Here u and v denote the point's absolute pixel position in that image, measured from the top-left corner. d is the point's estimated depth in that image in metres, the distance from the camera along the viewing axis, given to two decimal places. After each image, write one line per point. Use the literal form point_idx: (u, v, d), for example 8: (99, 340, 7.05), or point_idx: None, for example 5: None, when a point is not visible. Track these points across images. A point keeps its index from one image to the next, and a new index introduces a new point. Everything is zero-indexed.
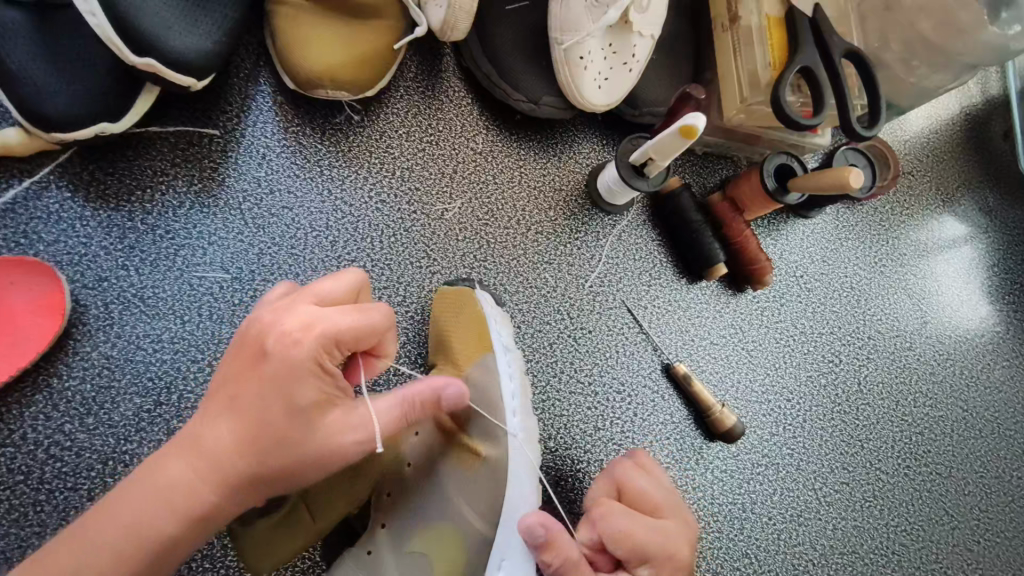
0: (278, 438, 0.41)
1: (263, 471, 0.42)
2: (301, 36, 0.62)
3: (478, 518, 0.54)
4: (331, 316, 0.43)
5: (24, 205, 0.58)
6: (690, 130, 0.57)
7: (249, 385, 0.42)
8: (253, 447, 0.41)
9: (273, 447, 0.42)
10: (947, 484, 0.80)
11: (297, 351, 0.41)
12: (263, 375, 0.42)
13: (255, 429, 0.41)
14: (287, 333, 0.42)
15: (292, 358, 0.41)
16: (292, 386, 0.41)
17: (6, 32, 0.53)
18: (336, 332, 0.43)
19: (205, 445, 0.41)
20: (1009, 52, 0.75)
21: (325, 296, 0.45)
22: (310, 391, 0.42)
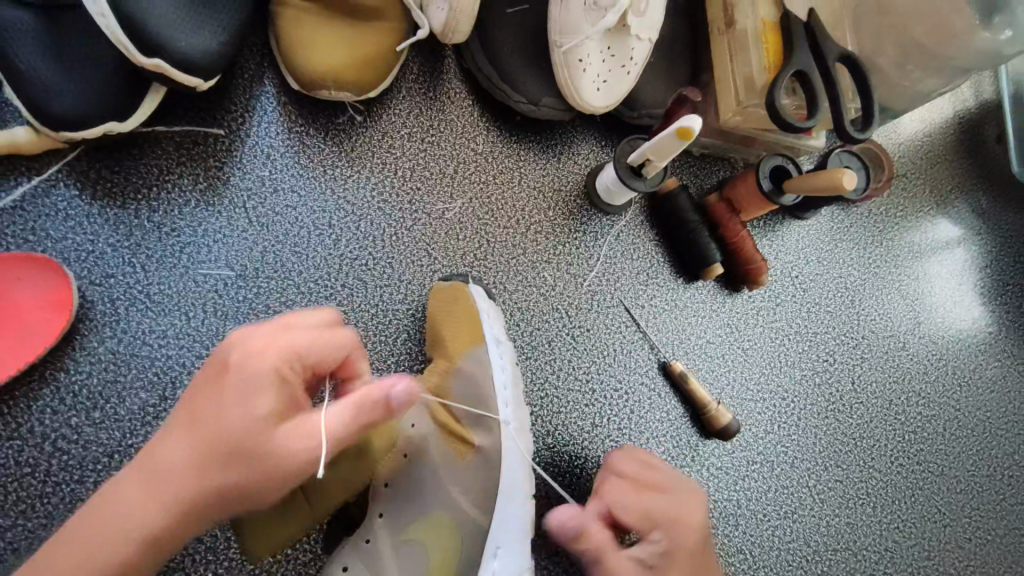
0: (228, 448, 0.40)
1: (214, 485, 0.41)
2: (305, 38, 0.63)
3: (472, 506, 0.56)
4: (295, 336, 0.44)
5: (32, 202, 0.59)
6: (687, 131, 0.59)
7: (208, 405, 0.42)
8: (203, 462, 0.40)
9: (226, 461, 0.41)
10: (939, 482, 0.81)
11: (255, 365, 0.42)
12: (217, 392, 0.42)
13: (208, 444, 0.41)
14: (251, 349, 0.43)
15: (248, 370, 0.42)
16: (250, 399, 0.41)
17: (17, 33, 0.54)
18: (297, 347, 0.44)
19: (158, 465, 0.41)
20: (1001, 57, 0.76)
21: (294, 321, 0.46)
22: (266, 403, 0.41)
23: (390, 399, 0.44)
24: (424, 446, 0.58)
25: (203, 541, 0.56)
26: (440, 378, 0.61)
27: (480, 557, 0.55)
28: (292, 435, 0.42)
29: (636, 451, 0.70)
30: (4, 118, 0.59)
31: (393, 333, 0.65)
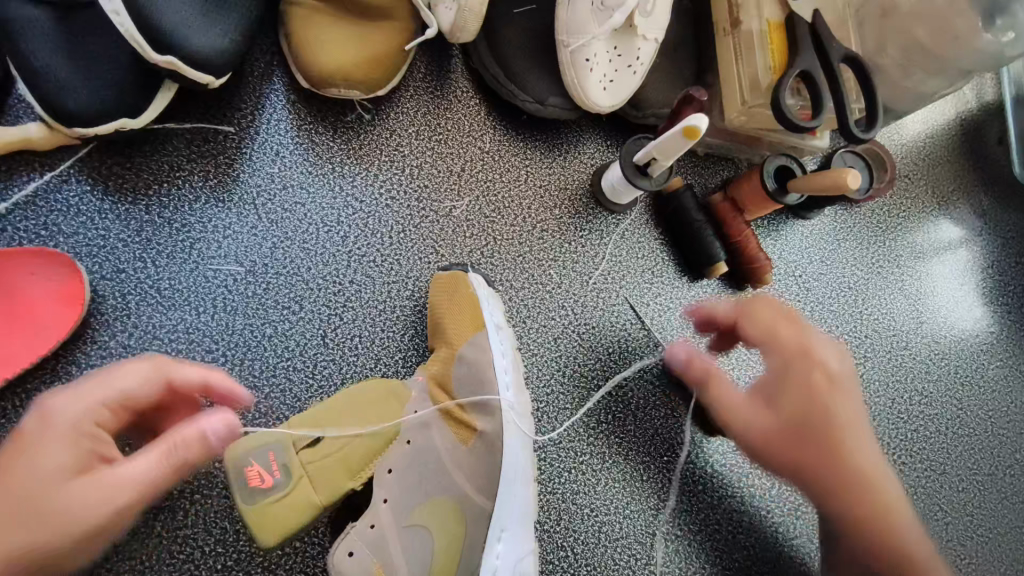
0: (40, 514, 0.39)
1: (32, 548, 0.39)
2: (314, 37, 0.64)
3: (476, 489, 0.57)
4: (64, 403, 0.43)
5: (45, 198, 0.59)
6: (693, 131, 0.59)
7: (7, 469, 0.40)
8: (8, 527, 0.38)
9: (41, 525, 0.39)
10: (942, 480, 0.82)
11: (27, 432, 0.41)
12: (50, 449, 0.41)
13: (32, 508, 0.39)
14: (49, 408, 0.43)
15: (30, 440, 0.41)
16: (7, 470, 0.40)
17: (31, 30, 0.55)
18: (83, 409, 0.43)
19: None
20: (1003, 59, 0.77)
21: (106, 383, 0.45)
22: (71, 462, 0.41)
23: (206, 435, 0.43)
24: (428, 434, 0.59)
25: (213, 534, 0.57)
26: (442, 366, 0.61)
27: (486, 540, 0.56)
28: (16, 505, 0.39)
29: (641, 448, 0.70)
30: (17, 115, 0.60)
31: (400, 329, 0.66)
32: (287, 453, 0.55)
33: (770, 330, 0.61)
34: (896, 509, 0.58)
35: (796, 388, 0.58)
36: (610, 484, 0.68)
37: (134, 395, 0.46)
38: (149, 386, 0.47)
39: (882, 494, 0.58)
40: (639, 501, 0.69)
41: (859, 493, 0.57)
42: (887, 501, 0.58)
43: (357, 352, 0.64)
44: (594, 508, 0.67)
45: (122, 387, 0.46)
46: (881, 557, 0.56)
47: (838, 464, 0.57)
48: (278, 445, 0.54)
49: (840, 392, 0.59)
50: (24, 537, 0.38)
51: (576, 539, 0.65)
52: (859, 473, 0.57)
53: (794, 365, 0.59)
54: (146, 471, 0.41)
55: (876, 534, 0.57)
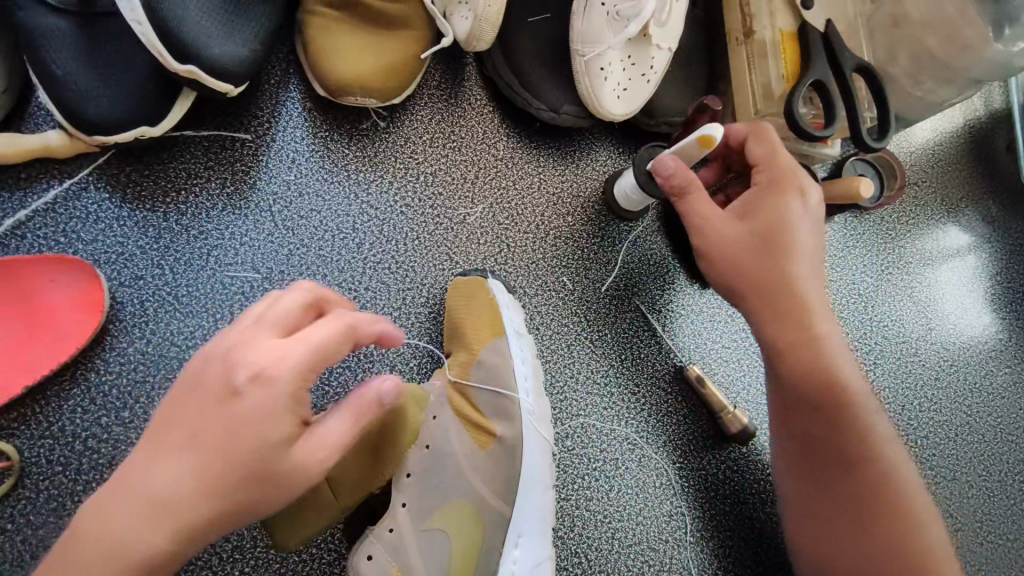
0: (240, 478, 0.39)
1: (237, 510, 0.40)
2: (331, 46, 0.64)
3: (493, 493, 0.58)
4: (273, 345, 0.41)
5: (64, 205, 0.60)
6: (708, 139, 0.59)
7: (190, 419, 0.40)
8: (223, 489, 0.39)
9: (253, 487, 0.40)
10: (951, 487, 0.82)
11: (238, 387, 0.40)
12: (238, 406, 0.40)
13: (228, 470, 0.39)
14: (240, 375, 0.40)
15: (212, 398, 0.40)
16: (199, 431, 0.40)
17: (53, 40, 0.55)
18: (290, 360, 0.40)
19: (167, 490, 0.39)
20: (1013, 68, 0.77)
21: (272, 313, 0.43)
22: (288, 427, 0.40)
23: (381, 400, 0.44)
24: (445, 438, 0.59)
25: (230, 540, 0.57)
26: (460, 371, 0.62)
27: (504, 543, 0.57)
28: (231, 474, 0.39)
29: (653, 454, 0.70)
30: (37, 123, 0.60)
31: (415, 336, 0.66)
32: None
33: (769, 151, 0.63)
34: (858, 395, 0.60)
35: (772, 205, 0.61)
36: (623, 490, 0.68)
37: (337, 351, 0.42)
38: (337, 343, 0.42)
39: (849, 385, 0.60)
40: (652, 507, 0.69)
41: (832, 384, 0.60)
42: (853, 391, 0.60)
43: (373, 358, 0.64)
44: (608, 514, 0.67)
45: (317, 336, 0.41)
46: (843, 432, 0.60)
47: (804, 334, 0.61)
48: None
49: (806, 214, 0.62)
50: (233, 503, 0.39)
51: (590, 545, 0.66)
52: (821, 361, 0.60)
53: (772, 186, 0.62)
54: (334, 436, 0.42)
55: (840, 426, 0.60)
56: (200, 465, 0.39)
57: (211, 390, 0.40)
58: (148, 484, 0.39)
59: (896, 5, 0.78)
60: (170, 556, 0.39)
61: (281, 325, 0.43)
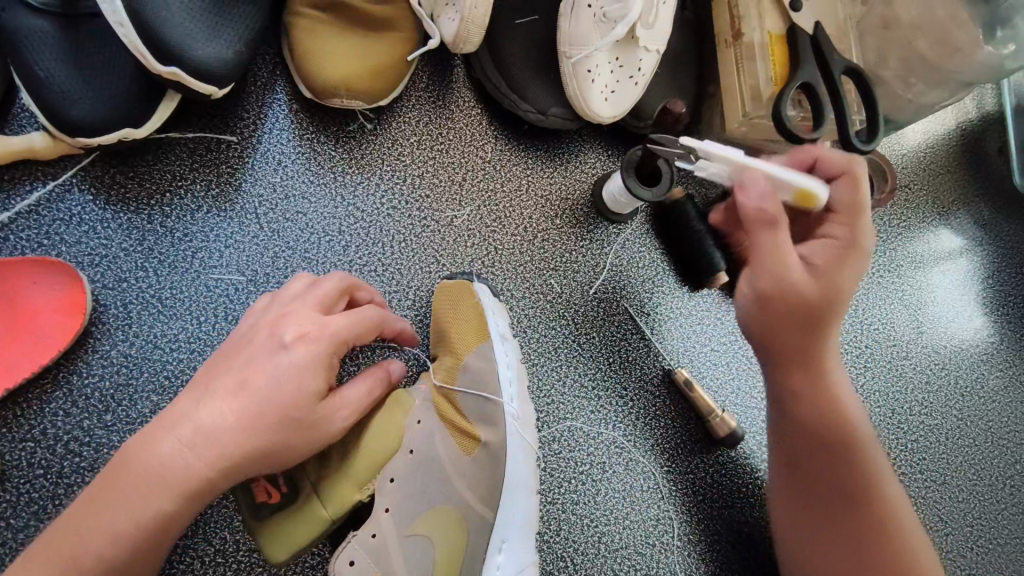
0: (272, 428, 0.44)
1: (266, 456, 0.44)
2: (317, 47, 0.64)
3: (477, 500, 0.57)
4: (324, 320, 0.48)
5: (47, 207, 0.59)
6: (812, 197, 0.57)
7: (235, 371, 0.45)
8: (258, 433, 0.44)
9: (280, 434, 0.45)
10: (941, 491, 0.81)
11: (280, 348, 0.46)
12: (284, 360, 0.46)
13: (260, 418, 0.44)
14: (282, 337, 0.47)
15: (262, 352, 0.46)
16: (245, 383, 0.44)
17: (37, 42, 0.55)
18: (326, 330, 0.48)
19: (208, 429, 0.43)
20: (1004, 71, 0.77)
21: (316, 291, 0.50)
22: (320, 386, 0.47)
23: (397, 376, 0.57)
24: (430, 443, 0.58)
25: (212, 544, 0.57)
26: (446, 375, 0.62)
27: (487, 550, 0.57)
28: (261, 420, 0.44)
29: (641, 457, 0.70)
30: (22, 124, 0.60)
31: None
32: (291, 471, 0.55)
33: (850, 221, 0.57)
34: (858, 423, 0.62)
35: (851, 266, 0.56)
36: (610, 494, 0.68)
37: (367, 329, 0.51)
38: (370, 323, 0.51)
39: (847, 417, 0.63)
40: (639, 511, 0.68)
41: (827, 412, 0.61)
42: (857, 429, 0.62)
43: (358, 361, 0.64)
44: (594, 518, 0.67)
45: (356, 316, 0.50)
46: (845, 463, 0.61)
47: (817, 370, 0.60)
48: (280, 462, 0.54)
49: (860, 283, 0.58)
50: (264, 452, 0.44)
51: (576, 549, 0.65)
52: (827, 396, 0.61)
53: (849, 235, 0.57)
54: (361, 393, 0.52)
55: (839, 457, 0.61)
56: (238, 410, 0.44)
57: (261, 349, 0.46)
58: (191, 423, 0.43)
59: (886, 7, 0.78)
60: (205, 488, 0.43)
61: (322, 306, 0.50)
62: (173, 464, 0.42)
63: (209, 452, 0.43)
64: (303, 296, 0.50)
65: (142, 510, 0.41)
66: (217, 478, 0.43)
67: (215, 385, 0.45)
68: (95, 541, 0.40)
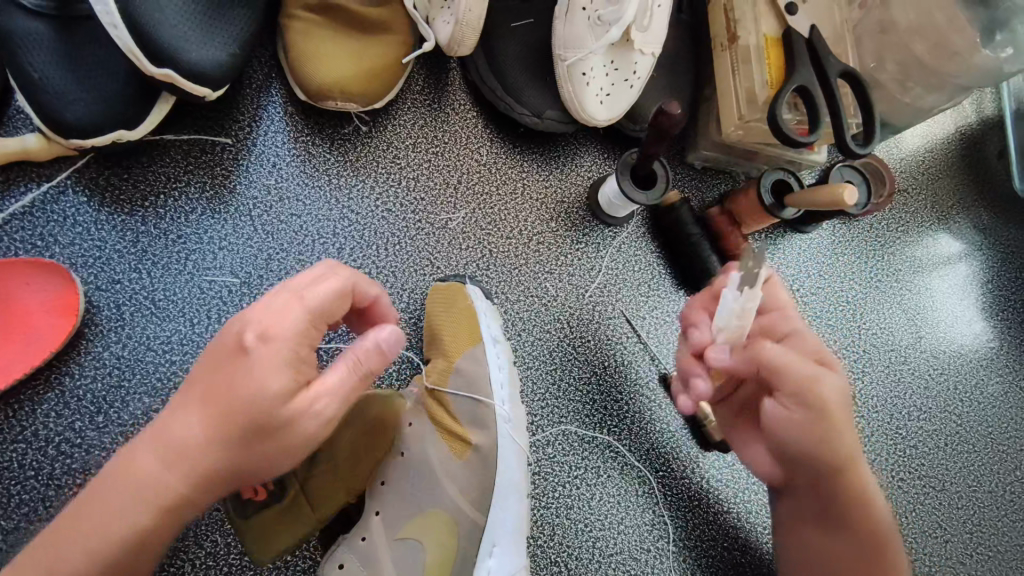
0: (239, 441, 0.39)
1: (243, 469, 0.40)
2: (312, 50, 0.64)
3: (468, 504, 0.57)
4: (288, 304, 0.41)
5: (42, 209, 0.59)
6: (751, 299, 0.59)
7: (199, 380, 0.40)
8: (225, 449, 0.39)
9: (251, 449, 0.40)
10: (940, 497, 0.81)
11: (238, 351, 0.40)
12: (245, 368, 0.39)
13: (226, 429, 0.39)
14: (244, 334, 0.40)
15: (222, 356, 0.40)
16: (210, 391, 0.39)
17: (32, 44, 0.55)
18: (287, 326, 0.41)
19: (179, 442, 0.39)
20: (1003, 75, 0.77)
21: (293, 282, 0.43)
22: (285, 390, 0.39)
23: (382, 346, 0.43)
24: (423, 447, 0.58)
25: (203, 547, 0.56)
26: (439, 378, 0.61)
27: (476, 556, 0.56)
28: (227, 433, 0.39)
29: (636, 461, 0.70)
30: (17, 126, 0.60)
31: None
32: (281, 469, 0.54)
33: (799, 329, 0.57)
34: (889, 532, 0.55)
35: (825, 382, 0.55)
36: (604, 499, 0.67)
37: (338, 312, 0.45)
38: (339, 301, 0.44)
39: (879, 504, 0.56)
40: (633, 516, 0.68)
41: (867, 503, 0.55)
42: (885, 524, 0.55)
43: None
44: (588, 523, 0.66)
45: (315, 299, 0.43)
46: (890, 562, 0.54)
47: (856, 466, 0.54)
48: None
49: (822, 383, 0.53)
50: (240, 463, 0.40)
51: (569, 554, 0.65)
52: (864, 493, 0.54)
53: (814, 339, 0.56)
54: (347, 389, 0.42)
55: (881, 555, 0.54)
56: (203, 423, 0.39)
57: (221, 350, 0.40)
58: (163, 432, 0.40)
59: (883, 11, 0.78)
60: (181, 503, 0.40)
61: (281, 303, 0.41)
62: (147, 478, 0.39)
63: (180, 466, 0.39)
64: (274, 292, 0.42)
65: (117, 525, 0.39)
66: (192, 493, 0.40)
67: (186, 393, 0.40)
68: (70, 560, 0.38)
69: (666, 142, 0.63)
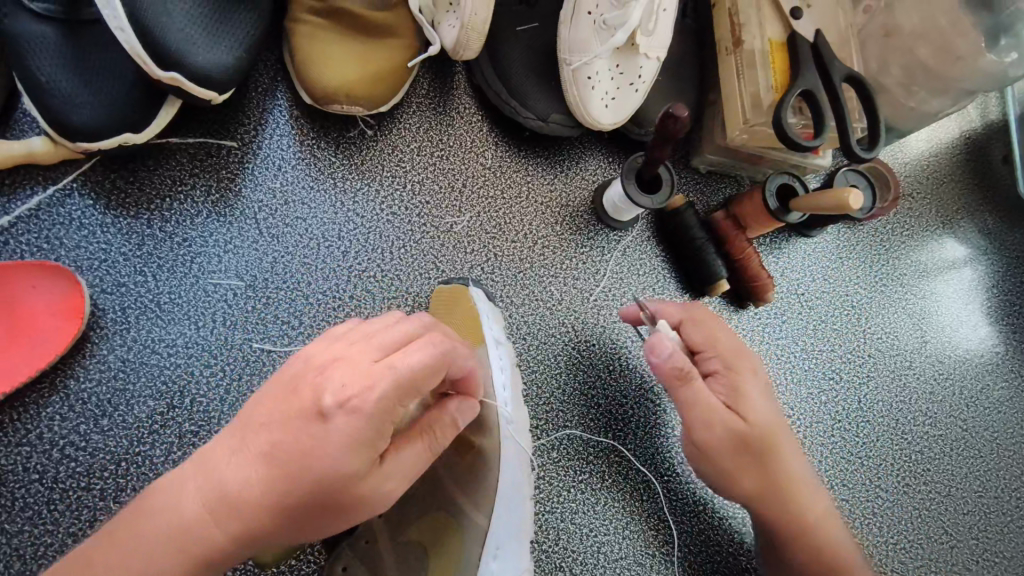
0: (303, 501, 0.39)
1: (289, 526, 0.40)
2: (318, 54, 0.64)
3: (474, 509, 0.55)
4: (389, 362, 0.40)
5: (48, 211, 0.60)
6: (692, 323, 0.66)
7: (273, 426, 0.40)
8: (275, 513, 0.39)
9: (307, 512, 0.40)
10: (946, 503, 0.80)
11: (321, 411, 0.39)
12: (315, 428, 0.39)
13: (284, 491, 0.39)
14: (323, 399, 0.39)
15: (308, 409, 0.39)
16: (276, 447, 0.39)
17: (38, 47, 0.55)
18: (372, 391, 0.39)
19: (232, 492, 0.39)
20: (1008, 79, 0.77)
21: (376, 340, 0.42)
22: (358, 463, 0.39)
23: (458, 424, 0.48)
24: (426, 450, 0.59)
25: None
26: None
27: (479, 560, 0.52)
28: (287, 495, 0.39)
29: (641, 466, 0.69)
30: (23, 129, 0.60)
31: None
32: None
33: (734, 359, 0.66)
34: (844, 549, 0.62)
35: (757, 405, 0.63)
36: (609, 503, 0.67)
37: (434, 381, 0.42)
38: (437, 369, 0.41)
39: (814, 513, 0.63)
40: (638, 521, 0.68)
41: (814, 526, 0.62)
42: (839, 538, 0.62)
43: None
44: (592, 528, 0.66)
45: (407, 365, 0.39)
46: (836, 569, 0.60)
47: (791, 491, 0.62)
48: None
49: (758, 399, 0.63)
50: (288, 522, 0.40)
51: (574, 559, 0.65)
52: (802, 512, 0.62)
53: (728, 377, 0.64)
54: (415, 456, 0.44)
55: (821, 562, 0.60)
56: (262, 475, 0.39)
57: (304, 404, 0.40)
58: (217, 475, 0.40)
59: (887, 15, 0.78)
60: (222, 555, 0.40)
61: (385, 362, 0.40)
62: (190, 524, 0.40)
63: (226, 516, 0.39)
64: (361, 348, 0.41)
65: (149, 568, 0.39)
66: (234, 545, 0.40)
67: (253, 437, 0.40)
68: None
69: (671, 145, 0.63)
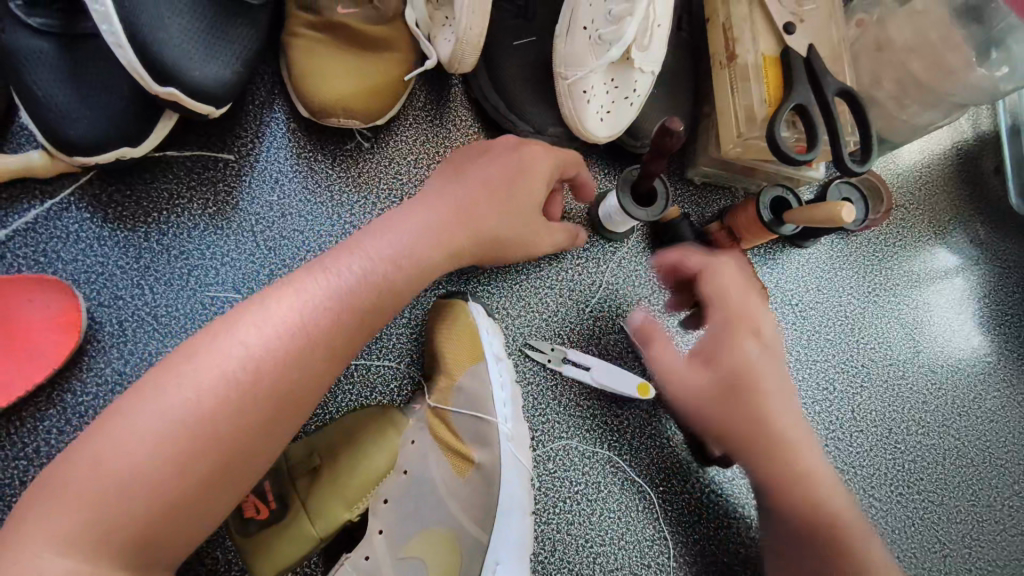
0: (290, 347, 0.45)
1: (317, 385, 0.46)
2: (315, 67, 0.65)
3: (470, 520, 0.58)
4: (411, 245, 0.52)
5: (45, 225, 0.60)
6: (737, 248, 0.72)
7: (276, 299, 0.46)
8: (264, 369, 0.43)
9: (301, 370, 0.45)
10: (939, 512, 0.81)
11: (315, 288, 0.47)
12: (321, 287, 0.47)
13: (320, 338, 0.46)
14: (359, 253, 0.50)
15: (303, 287, 0.47)
16: (293, 316, 0.45)
17: (36, 61, 0.55)
18: (416, 240, 0.53)
19: (210, 378, 0.42)
20: (997, 93, 0.78)
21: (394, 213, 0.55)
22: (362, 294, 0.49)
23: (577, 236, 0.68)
24: (425, 464, 0.59)
25: (204, 564, 0.56)
26: (440, 396, 0.62)
27: (481, 569, 0.57)
28: (315, 340, 0.46)
29: (637, 477, 0.70)
30: (21, 142, 0.61)
31: (397, 357, 0.66)
32: (283, 483, 0.57)
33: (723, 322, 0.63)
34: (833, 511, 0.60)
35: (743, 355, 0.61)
36: (605, 514, 0.68)
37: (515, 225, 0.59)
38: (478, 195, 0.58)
39: (802, 466, 0.61)
40: (634, 531, 0.68)
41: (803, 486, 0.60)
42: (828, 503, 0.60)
43: (352, 381, 0.64)
44: (588, 539, 0.66)
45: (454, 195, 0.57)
46: (825, 528, 0.59)
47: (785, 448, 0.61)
48: (273, 475, 0.56)
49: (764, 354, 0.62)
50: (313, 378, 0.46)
51: (570, 569, 0.65)
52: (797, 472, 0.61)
53: (724, 335, 0.62)
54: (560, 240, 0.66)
55: (812, 514, 0.60)
56: (287, 329, 0.45)
57: (301, 286, 0.47)
58: (186, 380, 0.42)
59: (879, 29, 0.79)
60: (251, 426, 0.43)
61: (387, 242, 0.52)
62: (230, 386, 0.42)
63: (252, 386, 0.43)
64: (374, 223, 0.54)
65: (146, 460, 0.39)
66: (273, 413, 0.44)
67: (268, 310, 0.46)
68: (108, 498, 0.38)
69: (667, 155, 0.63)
